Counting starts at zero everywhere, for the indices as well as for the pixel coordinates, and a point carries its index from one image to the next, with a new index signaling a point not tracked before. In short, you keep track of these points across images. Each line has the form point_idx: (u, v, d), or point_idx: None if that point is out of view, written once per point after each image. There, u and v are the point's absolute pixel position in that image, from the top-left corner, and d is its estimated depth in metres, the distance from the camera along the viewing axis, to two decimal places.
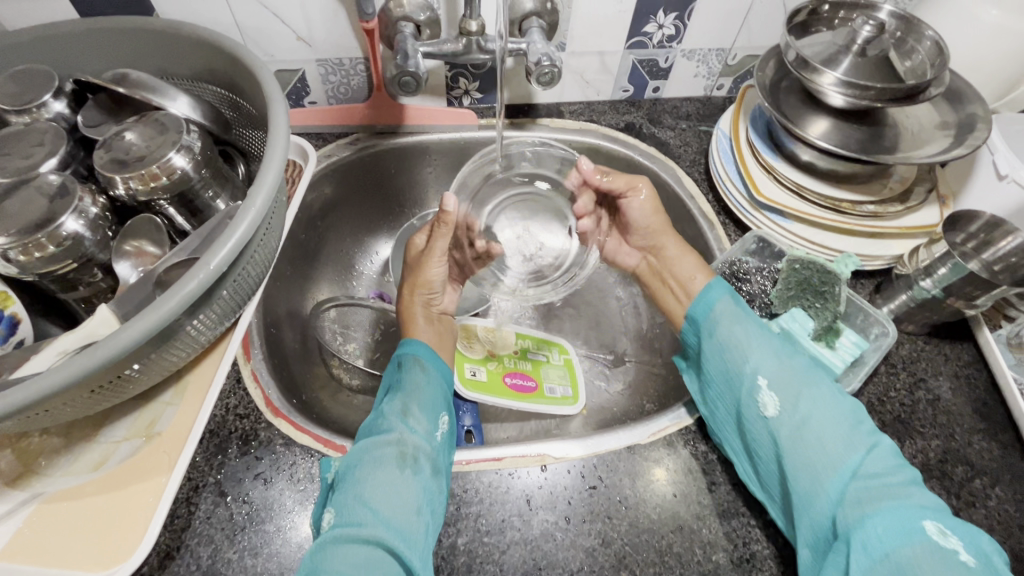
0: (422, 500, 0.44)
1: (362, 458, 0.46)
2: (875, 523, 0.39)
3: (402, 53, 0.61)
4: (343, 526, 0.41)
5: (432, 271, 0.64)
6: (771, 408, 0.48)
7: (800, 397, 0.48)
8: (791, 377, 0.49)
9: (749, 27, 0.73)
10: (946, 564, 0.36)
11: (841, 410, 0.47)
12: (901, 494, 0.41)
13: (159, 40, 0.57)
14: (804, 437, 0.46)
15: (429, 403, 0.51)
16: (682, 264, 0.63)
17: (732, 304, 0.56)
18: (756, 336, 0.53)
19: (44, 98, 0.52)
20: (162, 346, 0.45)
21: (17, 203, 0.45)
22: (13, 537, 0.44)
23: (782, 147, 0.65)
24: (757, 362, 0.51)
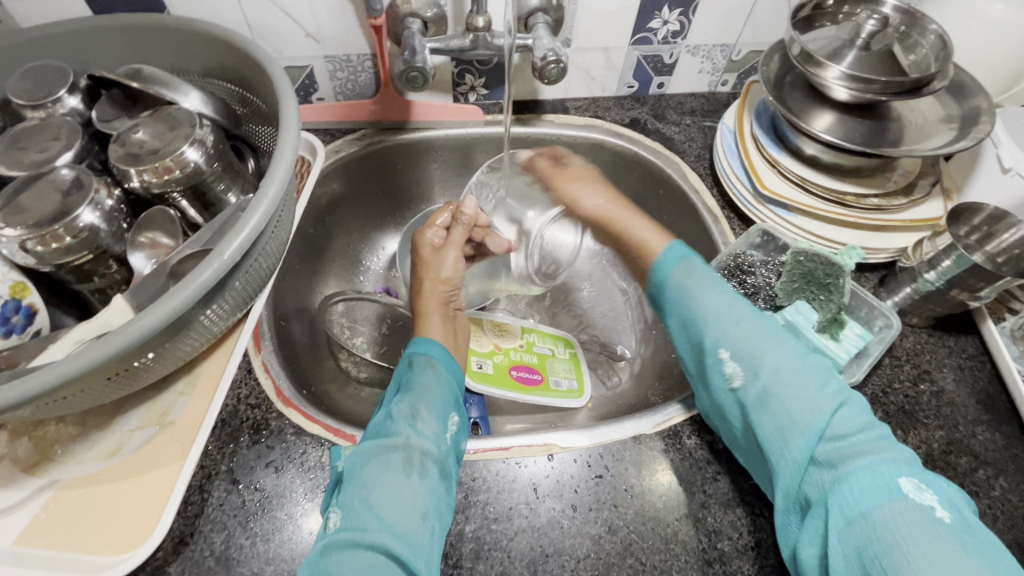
0: (428, 504, 0.42)
1: (369, 459, 0.44)
2: (853, 483, 0.37)
3: (409, 49, 0.61)
4: (348, 532, 0.39)
5: (447, 264, 0.65)
6: (736, 379, 0.46)
7: (762, 363, 0.45)
8: (752, 339, 0.46)
9: (753, 23, 0.74)
10: (919, 524, 0.34)
11: (808, 369, 0.44)
12: (872, 451, 0.39)
13: (171, 37, 0.58)
14: (772, 403, 0.43)
15: (438, 403, 0.49)
16: (637, 230, 0.58)
17: (687, 265, 0.51)
18: (719, 296, 0.49)
19: (60, 94, 0.53)
20: (176, 334, 0.46)
21: (35, 196, 0.46)
22: (31, 523, 0.45)
23: (786, 141, 0.65)
24: (716, 333, 0.47)
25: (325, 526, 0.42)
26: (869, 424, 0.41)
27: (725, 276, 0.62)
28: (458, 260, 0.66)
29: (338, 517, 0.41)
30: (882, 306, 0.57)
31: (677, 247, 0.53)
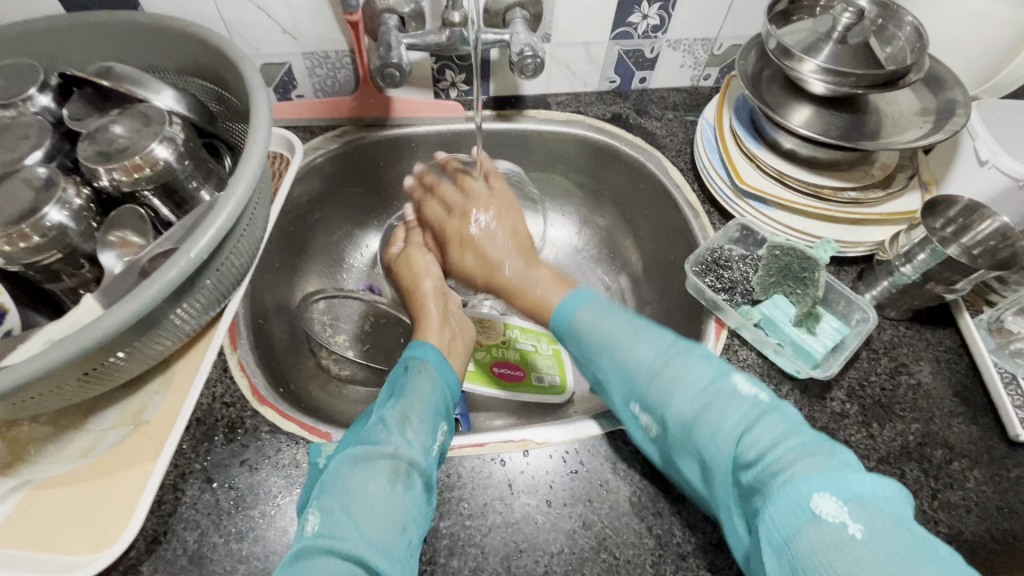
0: (409, 516, 0.41)
1: (350, 465, 0.42)
2: (774, 510, 0.34)
3: (385, 45, 0.61)
4: (321, 539, 0.38)
5: (422, 266, 0.64)
6: (657, 426, 0.44)
7: (671, 398, 0.43)
8: (654, 374, 0.45)
9: (734, 16, 0.74)
10: (832, 545, 0.30)
11: (711, 393, 0.42)
12: (782, 467, 0.35)
13: (143, 34, 0.58)
14: (689, 438, 0.42)
15: (429, 413, 0.47)
16: (533, 279, 0.57)
17: (586, 313, 0.50)
18: (621, 337, 0.48)
19: (29, 92, 0.53)
20: (146, 334, 0.46)
21: (3, 195, 0.46)
22: (3, 523, 0.45)
23: (765, 135, 0.65)
24: (622, 378, 0.47)
25: (301, 529, 0.40)
26: (792, 432, 0.38)
27: (703, 271, 0.61)
28: (429, 259, 0.65)
29: (314, 521, 0.39)
30: (859, 299, 0.57)
31: (576, 294, 0.52)
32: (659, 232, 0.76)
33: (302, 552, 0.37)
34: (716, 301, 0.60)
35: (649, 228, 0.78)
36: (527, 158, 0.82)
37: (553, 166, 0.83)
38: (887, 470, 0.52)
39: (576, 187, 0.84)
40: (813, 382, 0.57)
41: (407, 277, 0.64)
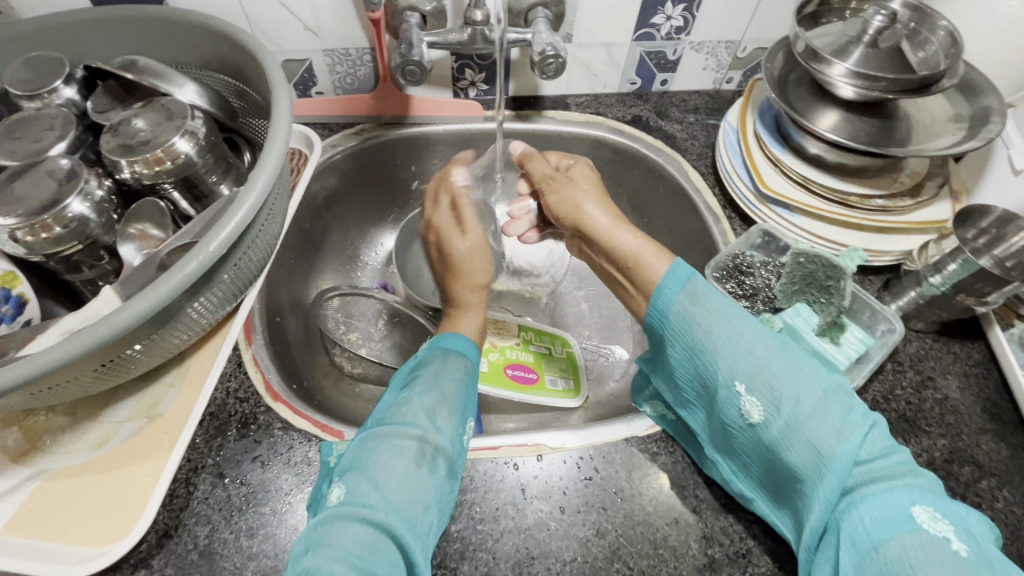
0: (431, 497, 0.41)
1: (374, 442, 0.42)
2: (867, 511, 0.36)
3: (406, 43, 0.61)
4: (349, 507, 0.38)
5: (468, 242, 0.64)
6: (755, 415, 0.43)
7: (782, 394, 0.42)
8: (770, 370, 0.43)
9: (759, 18, 0.72)
10: (935, 554, 0.33)
11: (832, 397, 0.41)
12: (888, 477, 0.37)
13: (169, 29, 0.58)
14: (795, 434, 0.40)
15: (460, 403, 0.47)
16: (618, 237, 0.58)
17: (691, 289, 0.49)
18: (729, 320, 0.46)
19: (55, 84, 0.53)
20: (164, 326, 0.46)
21: (27, 185, 0.46)
22: (18, 512, 0.45)
23: (789, 140, 0.64)
24: (733, 362, 0.44)
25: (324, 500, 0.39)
26: (891, 449, 0.40)
27: (724, 277, 0.60)
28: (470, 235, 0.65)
29: (340, 492, 0.39)
30: (885, 310, 0.56)
31: (680, 270, 0.50)
32: (677, 236, 0.75)
33: (329, 519, 0.37)
34: None
35: (668, 232, 0.77)
36: None
37: None
38: None
39: None
40: None
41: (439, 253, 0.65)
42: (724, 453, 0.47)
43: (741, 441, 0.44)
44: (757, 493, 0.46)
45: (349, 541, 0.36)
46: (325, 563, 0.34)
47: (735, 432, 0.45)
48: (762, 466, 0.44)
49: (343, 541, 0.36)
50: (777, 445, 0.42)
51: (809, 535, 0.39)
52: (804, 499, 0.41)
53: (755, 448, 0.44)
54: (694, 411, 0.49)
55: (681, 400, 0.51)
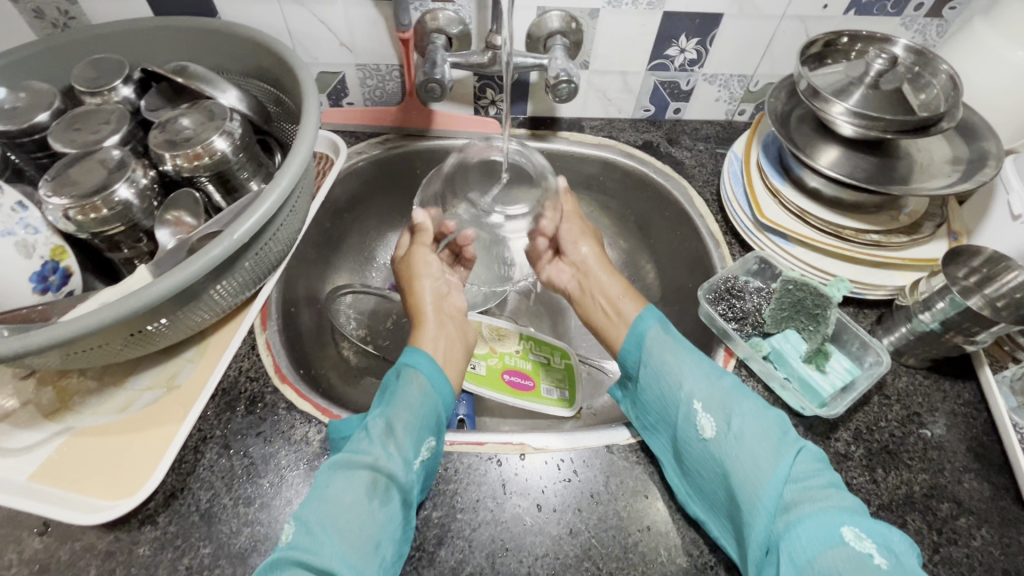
0: (383, 533, 0.43)
1: (326, 477, 0.45)
2: (801, 532, 0.40)
3: (430, 62, 0.66)
4: (296, 549, 0.40)
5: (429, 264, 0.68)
6: (708, 431, 0.48)
7: (732, 414, 0.48)
8: (721, 394, 0.49)
9: (771, 55, 0.75)
10: (860, 567, 0.37)
11: (770, 421, 0.48)
12: (821, 498, 0.42)
13: (218, 40, 0.65)
14: (741, 450, 0.46)
15: (420, 423, 0.49)
16: (611, 284, 0.67)
17: (662, 327, 0.57)
18: (686, 355, 0.53)
19: (115, 84, 0.60)
20: (189, 303, 0.51)
21: (82, 170, 0.52)
22: (44, 463, 0.50)
23: (790, 172, 0.66)
24: (692, 386, 0.51)
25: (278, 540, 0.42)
26: (820, 472, 0.45)
27: (716, 299, 0.62)
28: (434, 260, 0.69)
29: (290, 531, 0.42)
30: (874, 341, 0.56)
31: (654, 310, 0.59)
32: (679, 259, 0.77)
33: (277, 561, 0.39)
34: (726, 329, 0.60)
35: (670, 254, 0.79)
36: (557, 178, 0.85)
37: (582, 186, 0.86)
38: (887, 517, 0.51)
39: (602, 210, 0.87)
40: (818, 420, 0.56)
41: (409, 273, 0.68)
42: (682, 475, 0.50)
43: (694, 461, 0.49)
44: (710, 518, 0.48)
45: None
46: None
47: (688, 450, 0.49)
48: (711, 487, 0.47)
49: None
50: (725, 462, 0.46)
51: (757, 550, 0.42)
52: (744, 514, 0.44)
53: (708, 468, 0.47)
54: (655, 434, 0.53)
55: (644, 423, 0.55)
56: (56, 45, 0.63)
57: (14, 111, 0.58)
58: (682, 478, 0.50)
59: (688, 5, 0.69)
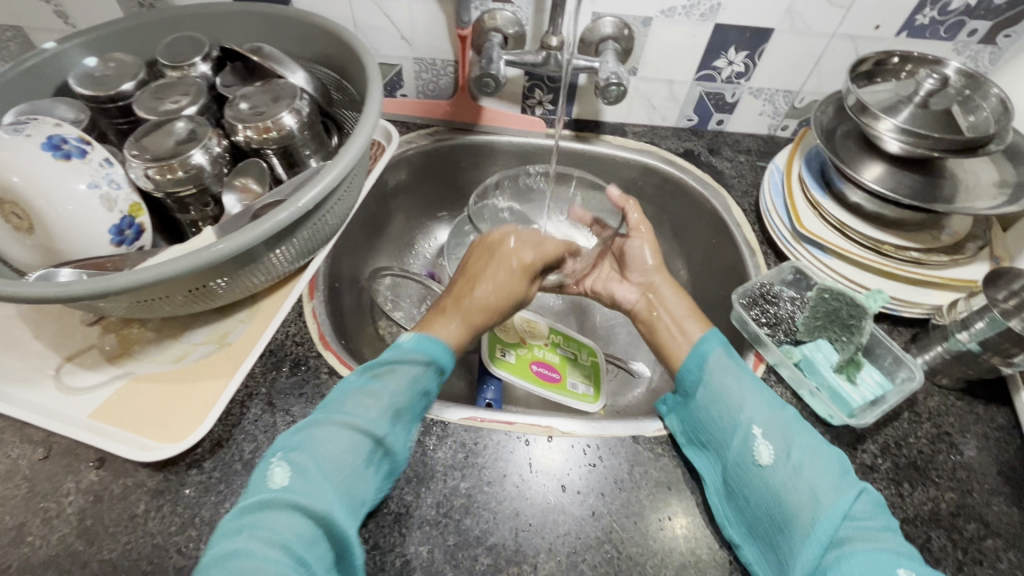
0: (366, 499, 0.45)
1: (327, 428, 0.46)
2: (858, 566, 0.41)
3: (487, 59, 0.69)
4: (291, 493, 0.41)
5: (517, 274, 0.60)
6: (766, 457, 0.48)
7: (793, 446, 0.48)
8: (782, 425, 0.49)
9: (818, 73, 0.76)
10: None
11: (829, 458, 0.47)
12: (874, 538, 0.42)
13: (290, 25, 0.69)
14: (797, 480, 0.46)
15: (419, 405, 0.51)
16: (676, 304, 0.65)
17: (728, 349, 0.56)
18: (751, 381, 0.53)
19: (195, 60, 0.64)
20: (249, 265, 0.55)
21: (162, 136, 0.56)
22: (105, 402, 0.53)
23: (832, 186, 0.67)
24: (753, 411, 0.50)
25: (265, 479, 0.42)
26: (874, 514, 0.45)
27: (749, 304, 0.63)
28: (511, 289, 0.59)
29: (285, 475, 0.42)
30: (907, 357, 0.56)
31: (718, 332, 0.58)
32: (713, 266, 0.78)
33: (268, 501, 0.41)
34: (758, 334, 0.61)
35: (704, 261, 0.80)
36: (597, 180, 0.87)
37: (620, 191, 0.88)
38: (911, 531, 0.51)
39: (638, 214, 0.89)
40: (847, 430, 0.57)
41: (485, 280, 0.59)
42: (724, 495, 0.50)
43: (745, 482, 0.48)
44: (747, 542, 0.48)
45: (288, 530, 0.39)
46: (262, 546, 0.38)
47: (740, 474, 0.48)
48: (756, 511, 0.47)
49: (281, 528, 0.39)
50: (782, 490, 0.46)
51: None
52: (793, 542, 0.44)
53: (758, 491, 0.47)
54: (698, 452, 0.53)
55: (689, 438, 0.54)
56: (145, 21, 0.67)
57: (103, 79, 0.62)
58: (721, 495, 0.50)
59: (740, 18, 0.70)
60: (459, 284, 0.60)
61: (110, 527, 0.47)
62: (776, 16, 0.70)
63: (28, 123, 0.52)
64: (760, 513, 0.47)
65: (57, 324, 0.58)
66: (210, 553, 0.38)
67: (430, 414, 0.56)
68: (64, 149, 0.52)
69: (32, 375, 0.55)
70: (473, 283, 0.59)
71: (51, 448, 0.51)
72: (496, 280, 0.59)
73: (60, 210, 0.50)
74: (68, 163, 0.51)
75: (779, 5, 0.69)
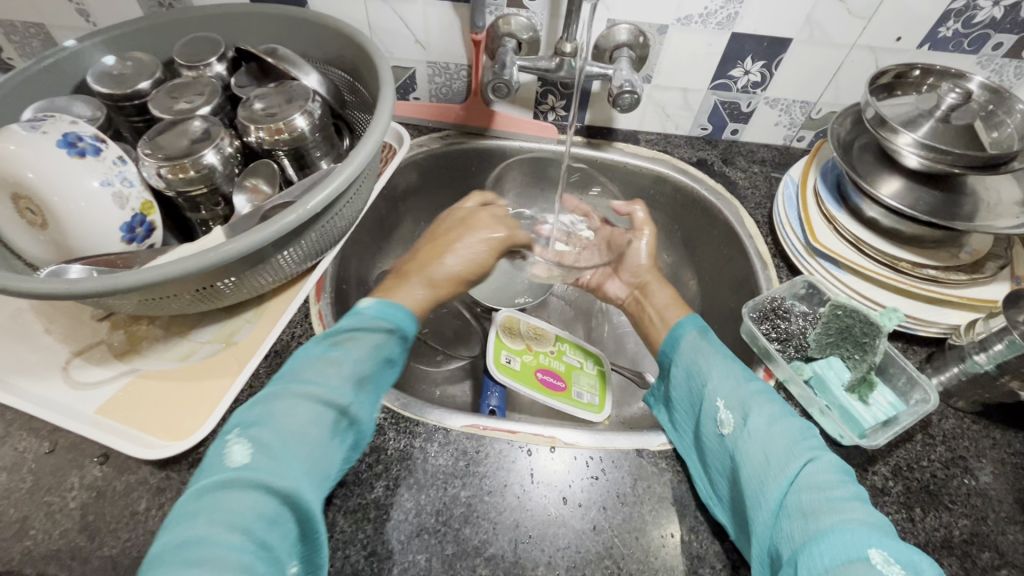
0: (332, 470, 0.44)
1: (287, 401, 0.44)
2: (817, 542, 0.39)
3: (500, 64, 0.69)
4: (251, 471, 0.39)
5: (489, 249, 0.64)
6: (727, 426, 0.49)
7: (752, 414, 0.49)
8: (744, 395, 0.50)
9: (837, 85, 0.75)
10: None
11: (791, 424, 0.48)
12: (842, 511, 0.40)
13: (305, 27, 0.69)
14: (753, 444, 0.47)
15: (381, 373, 0.50)
16: (659, 295, 0.67)
17: (702, 330, 0.58)
18: (720, 358, 0.55)
19: (210, 61, 0.65)
20: (256, 265, 0.55)
21: (175, 135, 0.56)
22: (111, 398, 0.54)
23: (848, 200, 0.66)
24: (717, 384, 0.52)
25: (221, 457, 0.40)
26: (840, 484, 0.43)
27: (760, 318, 0.62)
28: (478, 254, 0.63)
29: (244, 452, 0.40)
30: (921, 377, 0.54)
31: (695, 317, 0.60)
32: (724, 277, 0.77)
33: (228, 481, 0.38)
34: (768, 350, 0.60)
35: (714, 273, 0.79)
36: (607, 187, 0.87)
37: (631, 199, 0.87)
38: None
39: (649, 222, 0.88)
40: (857, 450, 0.55)
41: (451, 245, 0.64)
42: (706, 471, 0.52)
43: (715, 454, 0.50)
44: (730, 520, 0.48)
45: (253, 510, 0.37)
46: (222, 530, 0.35)
47: (711, 446, 0.51)
48: (729, 482, 0.48)
49: (242, 508, 0.37)
50: (739, 456, 0.47)
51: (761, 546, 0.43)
52: (753, 511, 0.45)
53: (726, 462, 0.49)
54: (682, 435, 0.55)
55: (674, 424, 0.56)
56: (163, 21, 0.68)
57: (121, 77, 0.63)
58: (704, 475, 0.52)
59: (757, 27, 0.69)
60: (421, 253, 0.64)
61: (110, 524, 0.48)
62: (795, 26, 0.69)
63: (46, 120, 0.53)
64: (731, 484, 0.48)
65: (68, 319, 0.59)
66: (166, 539, 0.36)
67: (432, 420, 0.56)
68: (79, 147, 0.52)
69: (41, 369, 0.55)
70: (441, 255, 0.63)
71: (56, 442, 0.52)
72: (464, 254, 0.63)
73: (73, 207, 0.51)
74: (81, 160, 0.52)
75: (798, 15, 0.68)
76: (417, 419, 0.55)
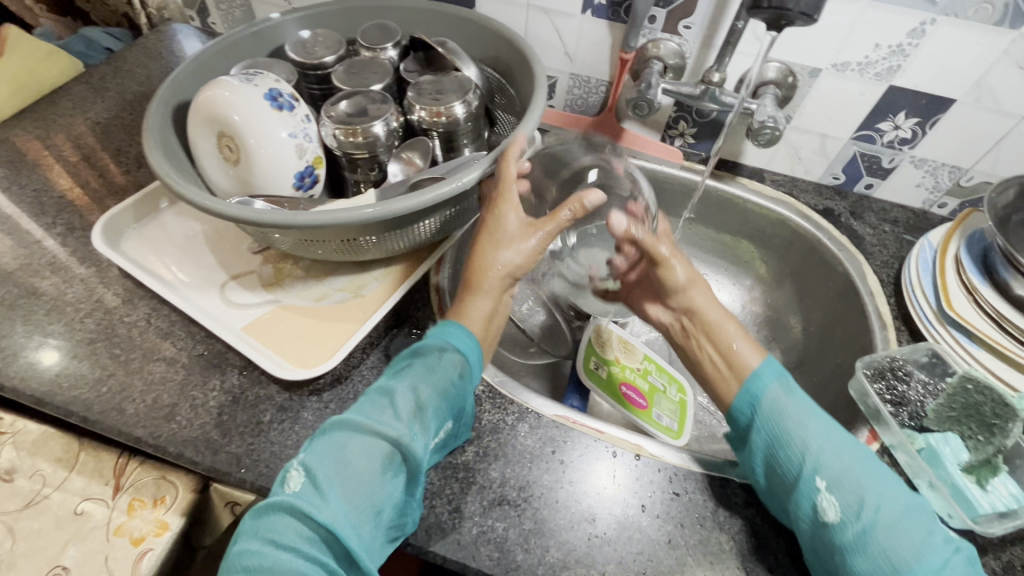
0: (386, 503, 0.45)
1: (341, 433, 0.47)
2: None
3: (646, 83, 0.72)
4: (299, 500, 0.43)
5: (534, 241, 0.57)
6: (832, 514, 0.45)
7: (867, 501, 0.44)
8: (853, 476, 0.46)
9: (997, 154, 0.71)
10: None
11: (913, 517, 0.44)
12: None
13: (470, 27, 0.76)
14: (879, 541, 0.43)
15: (444, 405, 0.49)
16: (721, 331, 0.58)
17: (785, 383, 0.52)
18: (816, 418, 0.49)
19: (386, 46, 0.73)
20: (399, 229, 0.60)
21: (351, 105, 0.64)
22: (256, 320, 0.61)
23: (994, 274, 0.62)
24: (819, 457, 0.47)
25: (283, 481, 0.45)
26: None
27: (875, 376, 0.59)
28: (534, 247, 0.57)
29: (297, 480, 0.45)
30: None
31: (773, 363, 0.53)
32: (834, 330, 0.74)
33: (280, 506, 0.43)
34: (879, 410, 0.57)
35: (823, 326, 0.77)
36: (721, 222, 0.87)
37: (745, 236, 0.86)
38: None
39: (760, 262, 0.86)
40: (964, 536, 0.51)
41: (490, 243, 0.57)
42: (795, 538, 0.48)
43: (810, 533, 0.46)
44: None
45: (298, 535, 0.42)
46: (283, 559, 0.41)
47: (805, 524, 0.46)
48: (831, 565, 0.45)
49: (291, 533, 0.42)
50: (852, 552, 0.43)
51: None
52: None
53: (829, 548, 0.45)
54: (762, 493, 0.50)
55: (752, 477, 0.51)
56: (353, 7, 0.77)
57: (311, 49, 0.72)
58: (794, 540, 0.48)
59: (919, 83, 0.68)
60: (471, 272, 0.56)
61: (240, 427, 0.54)
62: (961, 87, 0.67)
63: (257, 75, 0.62)
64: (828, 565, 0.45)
65: (229, 247, 0.68)
66: (236, 547, 0.44)
67: (526, 403, 0.58)
68: (279, 101, 0.60)
69: (204, 285, 0.64)
70: (497, 247, 0.56)
71: (206, 348, 0.60)
72: (522, 244, 0.57)
73: (264, 149, 0.59)
74: (278, 112, 0.60)
75: (967, 76, 0.65)
76: (512, 399, 0.58)
